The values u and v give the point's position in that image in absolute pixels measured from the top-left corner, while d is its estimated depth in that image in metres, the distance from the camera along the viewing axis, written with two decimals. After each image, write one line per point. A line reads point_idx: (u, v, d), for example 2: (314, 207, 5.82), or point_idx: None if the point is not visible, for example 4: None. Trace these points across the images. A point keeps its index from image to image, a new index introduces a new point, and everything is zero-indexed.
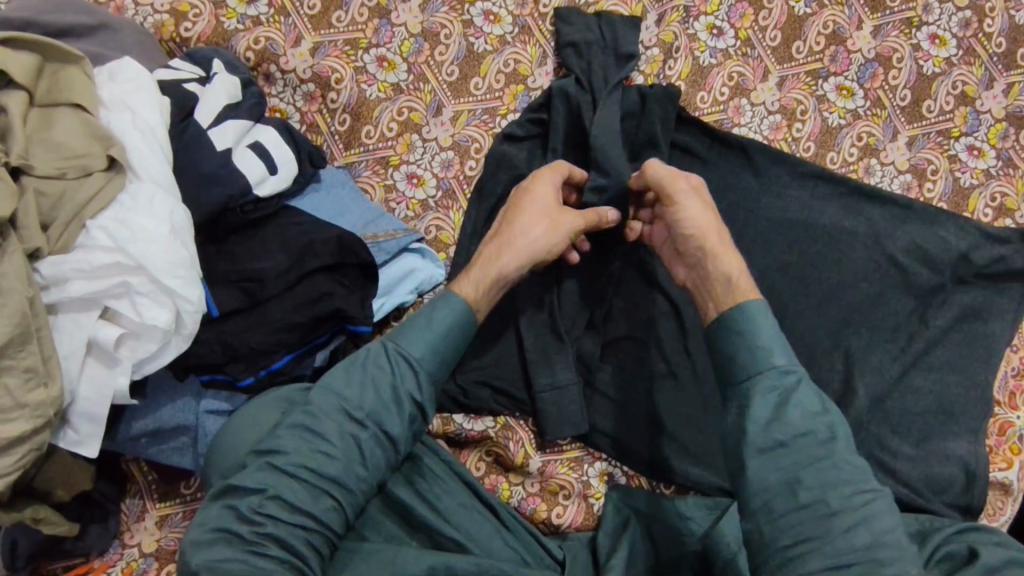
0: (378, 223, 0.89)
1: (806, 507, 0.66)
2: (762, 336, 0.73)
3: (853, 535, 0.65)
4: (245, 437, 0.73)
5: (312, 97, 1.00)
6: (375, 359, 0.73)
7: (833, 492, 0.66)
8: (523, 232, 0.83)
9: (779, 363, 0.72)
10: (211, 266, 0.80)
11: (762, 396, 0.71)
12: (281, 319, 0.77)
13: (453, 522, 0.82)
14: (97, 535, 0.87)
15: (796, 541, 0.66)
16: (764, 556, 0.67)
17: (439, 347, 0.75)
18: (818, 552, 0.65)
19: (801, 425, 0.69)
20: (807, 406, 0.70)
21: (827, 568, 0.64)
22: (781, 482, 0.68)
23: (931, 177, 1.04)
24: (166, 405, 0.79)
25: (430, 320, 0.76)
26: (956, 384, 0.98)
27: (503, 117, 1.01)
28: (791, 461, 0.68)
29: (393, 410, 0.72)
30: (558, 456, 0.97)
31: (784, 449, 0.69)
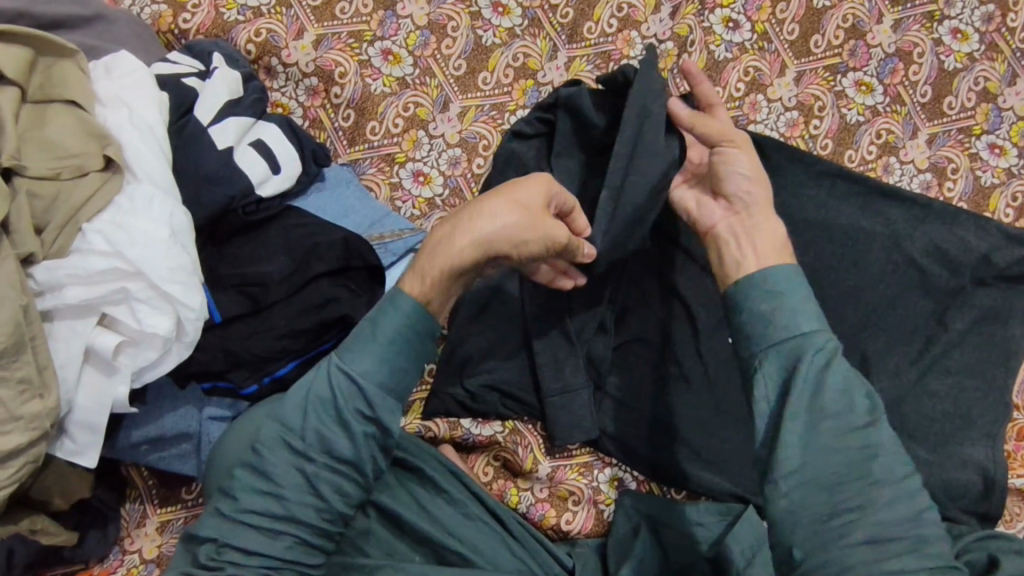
0: (384, 223, 0.87)
1: (845, 481, 0.63)
2: (801, 301, 0.69)
3: (896, 508, 0.62)
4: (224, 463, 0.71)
5: (315, 92, 0.97)
6: (317, 382, 0.66)
7: (875, 463, 0.63)
8: (487, 216, 0.69)
9: (818, 328, 0.68)
10: (213, 270, 0.77)
11: (807, 360, 0.66)
12: (285, 325, 0.75)
13: (458, 535, 0.80)
14: (96, 543, 0.84)
15: (834, 514, 0.62)
16: (801, 530, 0.63)
17: (386, 357, 0.66)
18: (859, 525, 0.62)
19: (841, 394, 0.66)
20: (849, 374, 0.66)
21: (867, 541, 0.61)
22: (817, 452, 0.64)
23: (951, 175, 1.01)
24: (168, 412, 0.77)
25: (374, 330, 0.67)
26: (975, 388, 0.95)
27: (511, 113, 0.98)
28: (832, 428, 0.64)
29: (342, 433, 0.65)
30: (568, 461, 0.95)
31: (827, 418, 0.65)
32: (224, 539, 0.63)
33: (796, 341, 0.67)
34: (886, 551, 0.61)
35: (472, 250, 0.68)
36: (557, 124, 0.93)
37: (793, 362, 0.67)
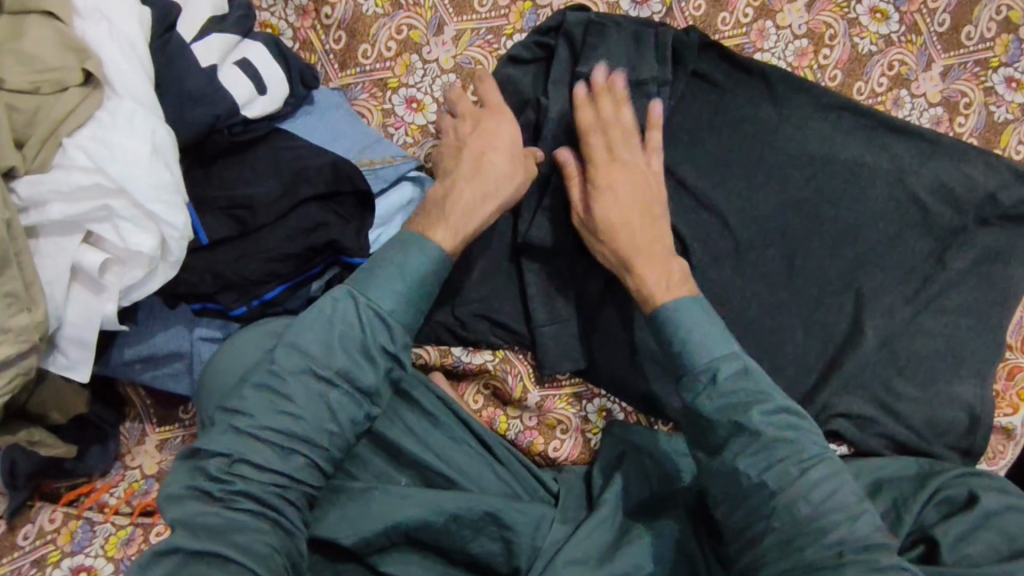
0: (374, 149, 0.86)
1: (748, 495, 0.68)
2: (695, 330, 0.74)
3: (795, 510, 0.66)
4: (223, 380, 0.72)
5: (305, 13, 0.94)
6: (343, 313, 0.70)
7: (772, 472, 0.67)
8: (497, 174, 0.82)
9: (713, 357, 0.72)
10: (199, 190, 0.75)
11: (694, 389, 0.72)
12: (273, 249, 0.74)
13: (449, 459, 0.82)
14: (98, 456, 0.89)
15: (747, 525, 0.68)
16: (728, 540, 0.70)
17: (411, 300, 0.72)
18: (768, 527, 0.66)
19: (729, 418, 0.69)
20: (728, 405, 0.70)
21: (780, 544, 0.66)
22: (727, 477, 0.69)
23: (964, 110, 0.97)
24: (160, 331, 0.78)
25: (402, 271, 0.72)
26: (968, 328, 0.95)
27: (508, 38, 0.95)
28: (728, 458, 0.69)
29: (366, 364, 0.69)
30: (557, 391, 0.96)
31: (727, 447, 0.69)
32: (238, 455, 0.64)
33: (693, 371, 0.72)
34: (793, 551, 0.65)
35: (485, 196, 0.81)
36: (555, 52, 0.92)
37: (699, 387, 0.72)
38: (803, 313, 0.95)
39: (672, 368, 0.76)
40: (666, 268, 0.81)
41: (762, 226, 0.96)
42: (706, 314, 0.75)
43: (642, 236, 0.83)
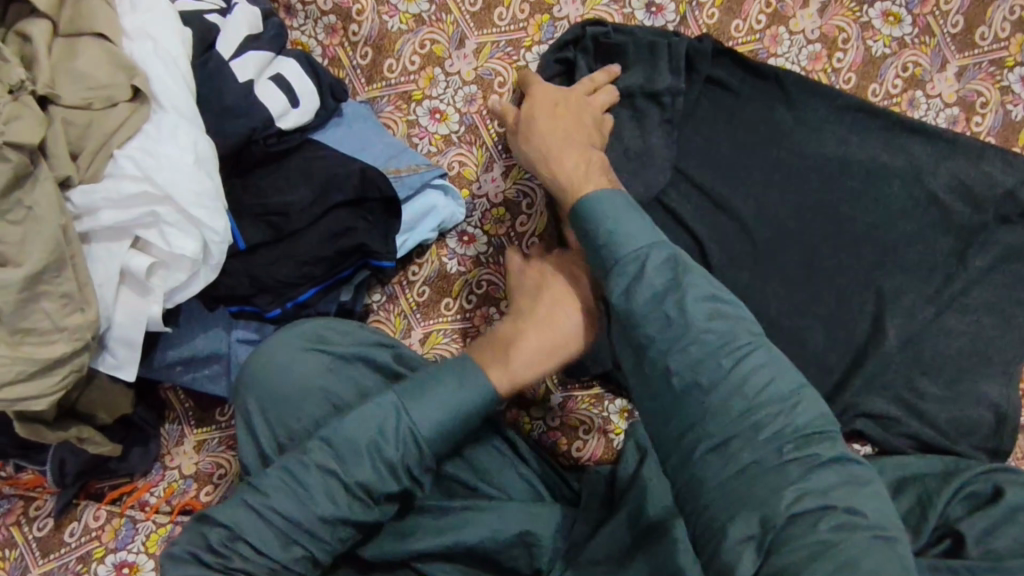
0: (401, 159, 0.91)
1: (682, 396, 0.62)
2: (620, 223, 0.69)
3: (728, 406, 0.60)
4: (265, 406, 0.73)
5: (333, 30, 0.98)
6: (383, 422, 0.69)
7: (704, 368, 0.61)
8: (561, 318, 0.82)
9: (634, 249, 0.67)
10: (236, 198, 0.79)
11: (615, 280, 0.67)
12: (306, 253, 0.78)
13: (475, 468, 0.84)
14: (140, 457, 0.94)
15: (685, 434, 0.62)
16: (666, 449, 0.63)
17: (456, 422, 0.70)
18: (707, 436, 0.60)
19: (649, 308, 0.64)
20: (645, 300, 0.64)
21: (716, 449, 0.60)
22: (657, 378, 0.63)
23: (980, 110, 0.98)
24: (199, 334, 0.81)
25: (456, 391, 0.71)
26: (992, 326, 0.95)
27: (527, 50, 0.99)
28: (659, 350, 0.63)
29: (389, 478, 0.68)
30: (579, 392, 0.99)
31: (654, 343, 0.64)
32: (241, 532, 0.64)
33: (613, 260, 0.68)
34: (731, 455, 0.59)
35: (536, 332, 0.80)
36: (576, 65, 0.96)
37: (626, 280, 0.66)
38: (824, 313, 0.96)
39: (593, 266, 0.70)
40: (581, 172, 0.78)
41: (780, 228, 0.97)
42: (629, 205, 0.70)
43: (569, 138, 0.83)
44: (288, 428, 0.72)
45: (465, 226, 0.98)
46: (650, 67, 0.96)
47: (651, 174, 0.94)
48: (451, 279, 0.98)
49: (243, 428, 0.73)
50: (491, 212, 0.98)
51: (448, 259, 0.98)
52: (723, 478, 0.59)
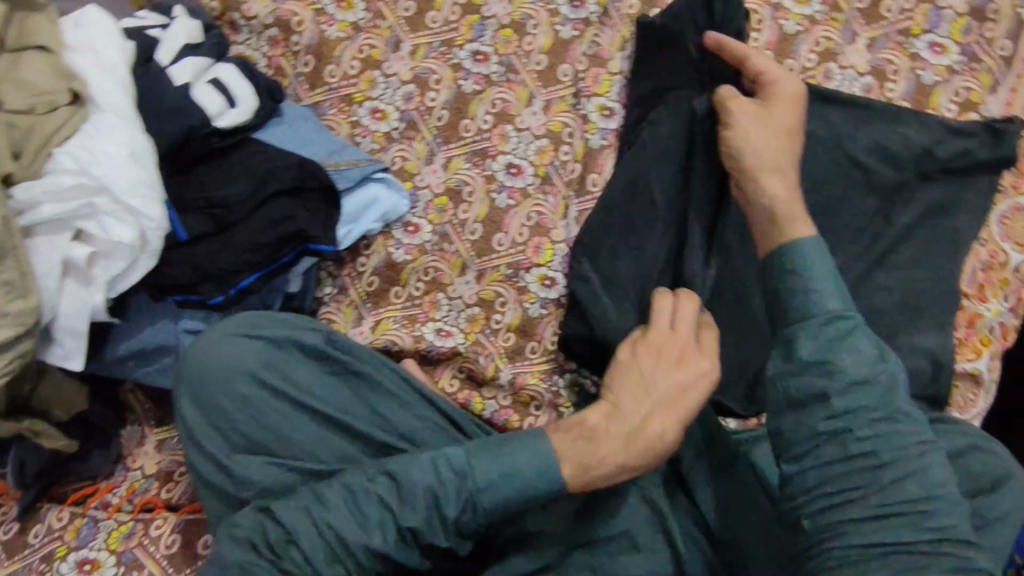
0: (341, 154, 0.96)
1: (853, 457, 0.65)
2: (814, 267, 0.71)
3: (908, 484, 0.63)
4: (204, 400, 0.77)
5: (276, 42, 1.04)
6: (445, 476, 0.72)
7: (884, 446, 0.65)
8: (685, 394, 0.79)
9: (834, 308, 0.69)
10: (179, 193, 0.83)
11: (809, 337, 0.68)
12: (246, 240, 0.82)
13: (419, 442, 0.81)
14: (100, 459, 0.96)
15: (837, 491, 0.65)
16: (804, 504, 0.66)
17: (516, 484, 0.72)
18: (870, 497, 0.64)
19: (858, 373, 0.66)
20: (814, 346, 0.68)
21: (871, 515, 0.63)
22: (826, 432, 0.66)
23: (892, 77, 1.03)
24: (147, 327, 0.85)
25: (514, 454, 0.73)
26: (922, 279, 0.98)
27: (460, 48, 1.04)
28: (810, 387, 0.67)
29: (435, 528, 0.72)
30: (527, 368, 1.01)
31: (841, 407, 0.66)
32: (293, 535, 0.70)
33: (840, 312, 0.69)
34: (889, 526, 0.63)
35: (623, 442, 0.75)
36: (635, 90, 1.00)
37: (823, 338, 0.68)
38: None
39: (777, 299, 0.72)
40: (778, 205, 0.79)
41: None
42: (821, 251, 0.73)
43: (778, 164, 0.83)
44: (235, 427, 0.77)
45: (410, 216, 1.03)
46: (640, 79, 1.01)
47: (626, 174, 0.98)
48: (398, 268, 1.02)
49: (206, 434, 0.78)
50: (434, 201, 1.03)
51: (395, 248, 1.02)
52: (874, 547, 0.62)
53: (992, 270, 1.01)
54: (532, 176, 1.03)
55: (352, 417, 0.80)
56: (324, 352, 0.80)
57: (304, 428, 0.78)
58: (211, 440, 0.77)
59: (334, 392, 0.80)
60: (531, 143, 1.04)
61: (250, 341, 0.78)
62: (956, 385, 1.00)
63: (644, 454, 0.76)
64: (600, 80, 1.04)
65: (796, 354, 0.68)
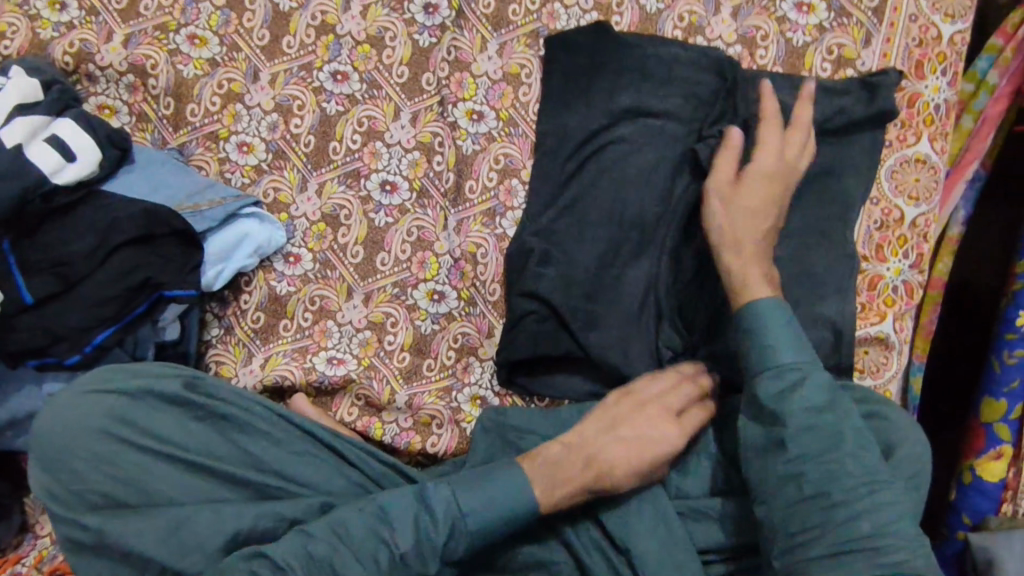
0: (203, 194, 0.95)
1: (811, 497, 0.72)
2: (772, 331, 0.79)
3: (857, 524, 0.70)
4: (59, 462, 0.78)
5: (134, 88, 1.02)
6: (423, 508, 0.76)
7: (835, 483, 0.72)
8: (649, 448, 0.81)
9: (794, 363, 0.77)
10: (22, 256, 0.82)
11: (770, 387, 0.77)
12: (95, 296, 0.82)
13: (287, 475, 0.83)
14: (3, 531, 0.93)
15: (803, 528, 0.72)
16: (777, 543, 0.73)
17: (497, 505, 0.77)
18: (824, 537, 0.71)
19: (807, 420, 0.75)
20: (815, 398, 0.76)
21: (834, 552, 0.70)
22: (789, 473, 0.74)
23: (762, 43, 1.00)
24: (13, 394, 0.84)
25: (489, 480, 0.78)
26: (815, 246, 0.94)
27: (319, 70, 1.02)
28: (819, 438, 0.74)
29: (426, 557, 0.75)
30: (425, 387, 0.99)
31: (791, 448, 0.74)
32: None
33: (782, 367, 0.77)
34: (845, 563, 0.69)
35: (580, 471, 0.79)
36: (695, 86, 0.98)
37: (782, 387, 0.77)
38: (648, 266, 0.96)
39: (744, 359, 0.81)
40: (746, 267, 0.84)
41: (587, 191, 0.98)
42: (785, 317, 0.80)
43: (750, 238, 0.86)
44: (93, 484, 0.78)
45: (289, 247, 1.00)
46: (552, 95, 1.00)
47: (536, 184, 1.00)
48: (282, 301, 1.00)
49: (80, 505, 0.78)
50: (311, 229, 1.01)
51: (277, 282, 1.00)
52: None
53: (887, 228, 0.98)
54: (408, 191, 1.01)
55: (215, 458, 0.81)
56: (183, 399, 0.82)
57: (164, 476, 0.79)
58: (70, 500, 0.78)
59: (197, 436, 0.81)
60: (402, 158, 1.01)
61: (103, 397, 0.80)
62: (865, 351, 0.97)
63: (594, 484, 0.79)
64: (465, 85, 1.02)
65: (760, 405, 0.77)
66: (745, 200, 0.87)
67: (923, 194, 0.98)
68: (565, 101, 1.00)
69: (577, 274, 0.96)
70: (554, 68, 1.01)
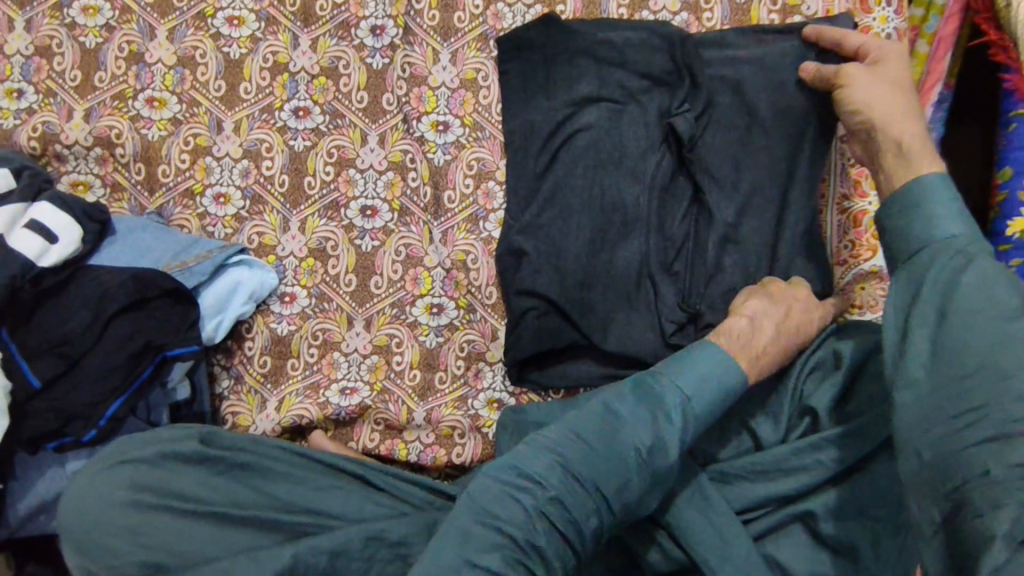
0: (189, 251, 0.96)
1: (976, 371, 0.61)
2: (934, 205, 0.71)
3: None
4: (89, 538, 0.78)
5: (104, 160, 1.04)
6: (628, 404, 0.74)
7: (1010, 353, 0.60)
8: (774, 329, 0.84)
9: (960, 233, 0.69)
10: (23, 342, 0.83)
11: (942, 261, 0.68)
12: (101, 369, 0.83)
13: (317, 509, 0.82)
14: None
15: (965, 410, 0.60)
16: (924, 432, 0.62)
17: (694, 395, 0.75)
18: (987, 418, 0.59)
19: (980, 290, 0.65)
20: (997, 275, 0.66)
21: (998, 434, 0.58)
22: (947, 346, 0.63)
23: (706, 6, 1.01)
24: (38, 479, 0.85)
25: (691, 367, 0.77)
26: (802, 193, 0.93)
27: (281, 110, 1.03)
28: (1002, 306, 0.63)
29: (636, 462, 0.71)
30: (441, 401, 0.99)
31: (958, 316, 0.64)
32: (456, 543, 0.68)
33: (944, 242, 0.69)
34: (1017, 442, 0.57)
35: (739, 348, 0.81)
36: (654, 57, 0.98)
37: (954, 262, 0.67)
38: (638, 244, 0.97)
39: (899, 238, 0.73)
40: (909, 142, 0.78)
41: (563, 181, 0.99)
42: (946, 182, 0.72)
43: (902, 115, 0.80)
44: (124, 556, 0.77)
45: (283, 287, 1.01)
46: (515, 94, 1.02)
47: (516, 182, 1.00)
48: (285, 341, 1.00)
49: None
50: (301, 265, 1.02)
51: (276, 323, 1.01)
52: (1009, 468, 0.56)
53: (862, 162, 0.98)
54: (389, 212, 1.02)
55: (242, 506, 0.81)
56: (204, 454, 0.82)
57: (195, 533, 0.78)
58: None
59: (222, 489, 0.81)
60: (378, 180, 1.03)
61: (124, 468, 0.81)
62: (864, 286, 0.96)
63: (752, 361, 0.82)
64: (425, 98, 1.03)
65: (926, 282, 0.68)
66: (896, 77, 0.83)
67: None
68: (528, 92, 1.01)
69: (569, 266, 0.96)
70: (511, 65, 1.02)
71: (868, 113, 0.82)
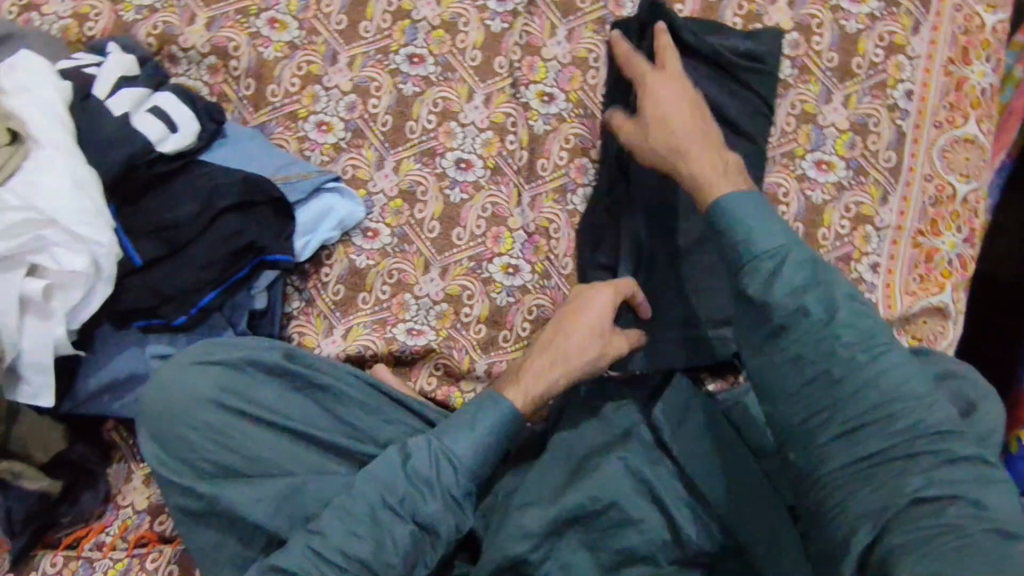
0: (292, 167, 0.99)
1: (812, 379, 0.66)
2: (754, 228, 0.71)
3: (865, 393, 0.64)
4: (166, 426, 0.81)
5: (216, 69, 1.06)
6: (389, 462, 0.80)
7: (838, 362, 0.65)
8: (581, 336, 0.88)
9: (776, 248, 0.70)
10: (130, 221, 0.89)
11: (756, 279, 0.70)
12: (201, 260, 0.89)
13: (381, 443, 0.85)
14: (90, 499, 0.98)
15: (808, 414, 0.66)
16: (793, 437, 0.67)
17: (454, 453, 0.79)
18: (834, 417, 0.65)
19: (789, 304, 0.67)
20: (800, 287, 0.68)
21: (847, 429, 0.64)
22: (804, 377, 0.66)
23: (817, 30, 1.06)
24: (116, 359, 0.90)
25: (474, 420, 0.81)
26: None
27: (396, 53, 1.06)
28: (834, 324, 0.66)
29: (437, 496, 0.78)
30: (503, 357, 1.01)
31: (788, 331, 0.67)
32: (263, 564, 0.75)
33: (768, 259, 0.70)
34: (858, 439, 0.64)
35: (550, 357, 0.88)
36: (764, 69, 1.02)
37: (768, 276, 0.69)
38: None
39: (726, 262, 0.74)
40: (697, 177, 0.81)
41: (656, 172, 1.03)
42: (761, 205, 0.73)
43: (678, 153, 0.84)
44: (202, 453, 0.80)
45: (367, 222, 1.04)
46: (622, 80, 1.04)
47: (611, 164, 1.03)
48: (362, 273, 1.03)
49: (186, 466, 0.81)
50: (389, 204, 1.04)
51: (356, 256, 1.03)
52: (858, 465, 0.63)
53: (941, 203, 1.03)
54: (482, 168, 1.05)
55: (315, 428, 0.84)
56: (285, 368, 0.84)
57: (268, 442, 0.82)
58: (178, 468, 0.81)
59: (298, 406, 0.84)
60: (477, 137, 1.05)
61: (208, 366, 0.82)
62: (925, 320, 1.01)
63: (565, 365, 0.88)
64: (535, 68, 1.06)
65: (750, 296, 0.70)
66: (673, 111, 0.86)
67: (973, 172, 1.04)
68: None
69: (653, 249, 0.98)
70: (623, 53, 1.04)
71: (655, 147, 0.87)
